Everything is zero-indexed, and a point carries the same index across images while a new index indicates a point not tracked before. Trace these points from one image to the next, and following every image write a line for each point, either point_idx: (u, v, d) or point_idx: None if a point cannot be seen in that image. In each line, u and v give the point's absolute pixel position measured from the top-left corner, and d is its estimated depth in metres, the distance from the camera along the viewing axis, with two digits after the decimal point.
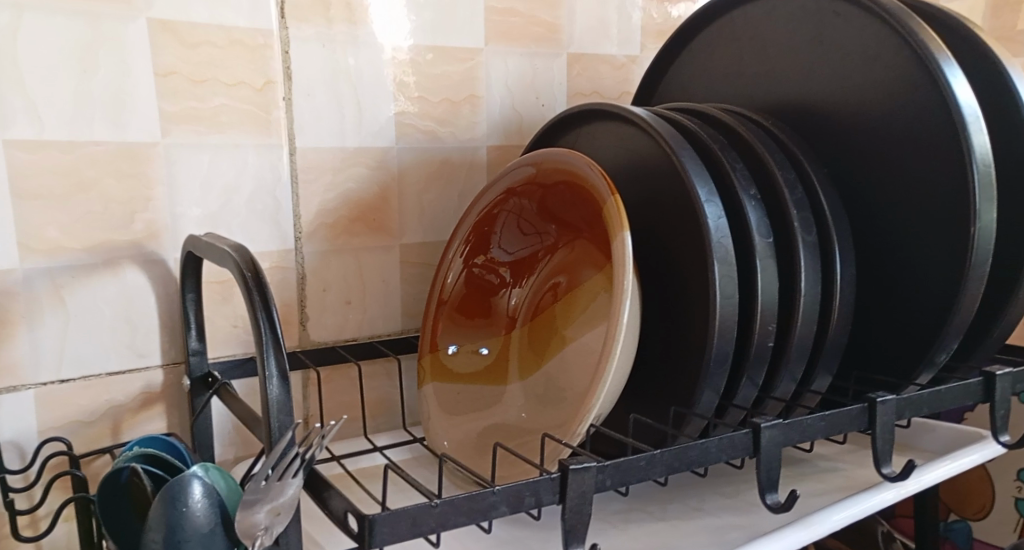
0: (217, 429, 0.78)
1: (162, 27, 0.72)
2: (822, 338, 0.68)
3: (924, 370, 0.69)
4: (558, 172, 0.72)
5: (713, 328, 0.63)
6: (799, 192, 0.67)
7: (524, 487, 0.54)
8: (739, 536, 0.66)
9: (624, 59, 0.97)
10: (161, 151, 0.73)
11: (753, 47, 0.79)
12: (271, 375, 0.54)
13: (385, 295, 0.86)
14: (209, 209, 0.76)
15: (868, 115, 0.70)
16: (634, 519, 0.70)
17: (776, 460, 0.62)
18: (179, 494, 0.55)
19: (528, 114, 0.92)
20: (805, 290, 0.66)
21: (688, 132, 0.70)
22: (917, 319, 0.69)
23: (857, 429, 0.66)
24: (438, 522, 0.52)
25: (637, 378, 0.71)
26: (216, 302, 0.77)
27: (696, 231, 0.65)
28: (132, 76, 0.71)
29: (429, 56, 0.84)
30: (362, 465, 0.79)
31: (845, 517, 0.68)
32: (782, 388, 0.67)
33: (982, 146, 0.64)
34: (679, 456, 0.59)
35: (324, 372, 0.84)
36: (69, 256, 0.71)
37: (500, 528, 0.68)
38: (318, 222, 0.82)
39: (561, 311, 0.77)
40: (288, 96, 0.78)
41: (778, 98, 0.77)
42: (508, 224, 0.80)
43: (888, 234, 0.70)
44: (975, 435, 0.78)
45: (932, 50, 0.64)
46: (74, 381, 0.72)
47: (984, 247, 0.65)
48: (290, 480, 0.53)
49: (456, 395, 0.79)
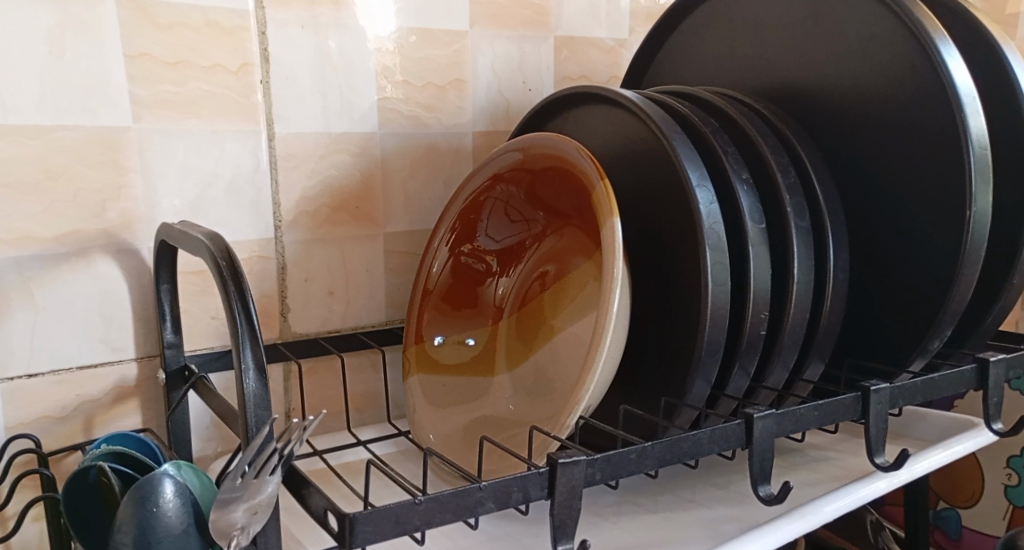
0: (196, 424, 0.76)
1: (134, 8, 0.69)
2: (816, 326, 0.67)
3: (918, 358, 0.67)
4: (545, 158, 0.70)
5: (705, 316, 0.61)
6: (792, 176, 0.66)
7: (512, 483, 0.53)
8: (732, 529, 0.65)
9: (613, 43, 0.96)
10: (134, 137, 0.71)
11: (745, 29, 0.77)
12: (248, 368, 0.52)
13: (369, 285, 0.84)
14: (186, 197, 0.74)
15: (864, 97, 0.68)
16: (624, 512, 0.68)
17: (769, 452, 0.61)
18: (150, 494, 0.54)
19: (515, 100, 0.90)
20: (799, 277, 0.64)
21: (679, 115, 0.68)
22: (912, 305, 0.67)
23: (851, 419, 0.65)
24: (422, 520, 0.50)
25: (627, 367, 0.70)
26: (194, 294, 0.75)
27: (687, 218, 0.63)
28: (102, 59, 0.69)
29: (413, 40, 0.82)
30: (346, 459, 0.77)
31: (839, 508, 0.67)
32: (775, 378, 0.66)
33: (979, 129, 0.62)
34: (671, 449, 0.57)
35: (306, 364, 0.82)
36: (37, 246, 0.68)
37: (488, 523, 0.66)
38: (300, 210, 0.79)
39: (549, 301, 0.75)
40: (267, 80, 0.76)
41: (770, 81, 0.75)
42: (495, 211, 0.78)
43: (882, 220, 0.69)
44: (968, 423, 0.77)
45: (930, 30, 0.63)
46: (45, 376, 0.70)
47: (980, 232, 0.63)
48: (268, 477, 0.51)
49: (443, 387, 0.77)
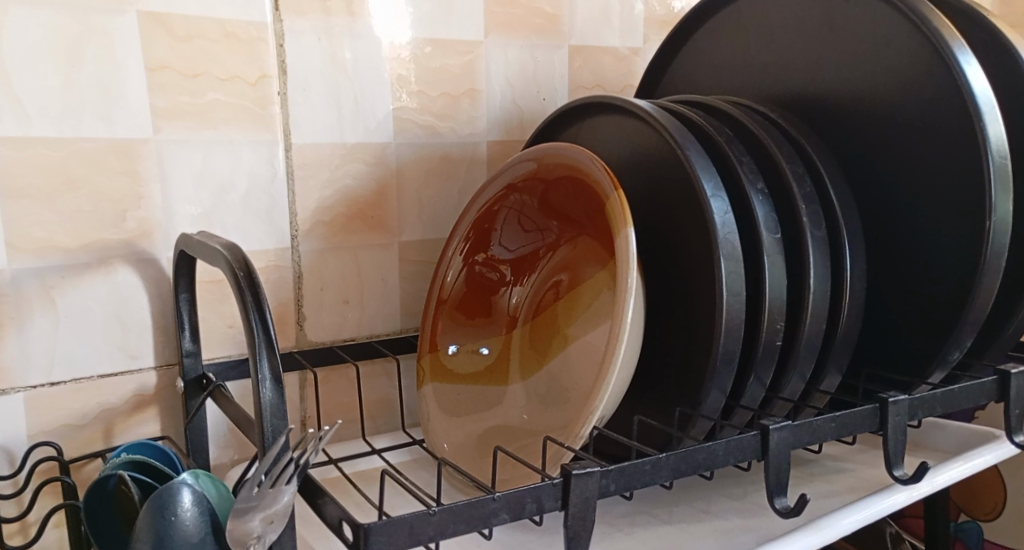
0: (213, 431, 0.77)
1: (151, 20, 0.70)
2: (832, 336, 0.66)
3: (937, 369, 0.67)
4: (559, 167, 0.70)
5: (719, 325, 0.61)
6: (808, 186, 0.65)
7: (525, 494, 0.52)
8: (747, 540, 0.64)
9: (627, 51, 0.96)
10: (153, 147, 0.72)
11: (760, 36, 0.77)
12: (264, 379, 0.53)
13: (384, 294, 0.85)
14: (203, 207, 0.74)
15: (881, 105, 0.68)
16: (639, 523, 0.68)
17: (785, 463, 0.60)
18: (168, 502, 0.54)
19: (529, 108, 0.90)
20: (815, 286, 0.64)
21: (692, 124, 0.68)
22: (929, 315, 0.67)
23: (869, 430, 0.64)
24: (436, 531, 0.50)
25: (641, 377, 0.70)
26: (211, 302, 0.76)
27: (702, 228, 0.63)
28: (121, 71, 0.69)
29: (427, 50, 0.83)
30: (360, 468, 0.78)
31: (857, 520, 0.66)
32: (791, 388, 0.65)
33: (998, 137, 0.62)
34: (686, 460, 0.57)
35: (321, 373, 0.82)
36: (58, 255, 0.69)
37: (502, 533, 0.66)
38: (315, 219, 0.80)
39: (563, 310, 0.75)
40: (283, 91, 0.76)
41: (785, 89, 0.75)
42: (509, 220, 0.78)
43: (899, 229, 0.68)
44: (988, 434, 0.76)
45: (946, 37, 0.62)
46: (64, 384, 0.70)
47: (999, 242, 0.63)
48: (284, 487, 0.52)
49: (457, 396, 0.77)
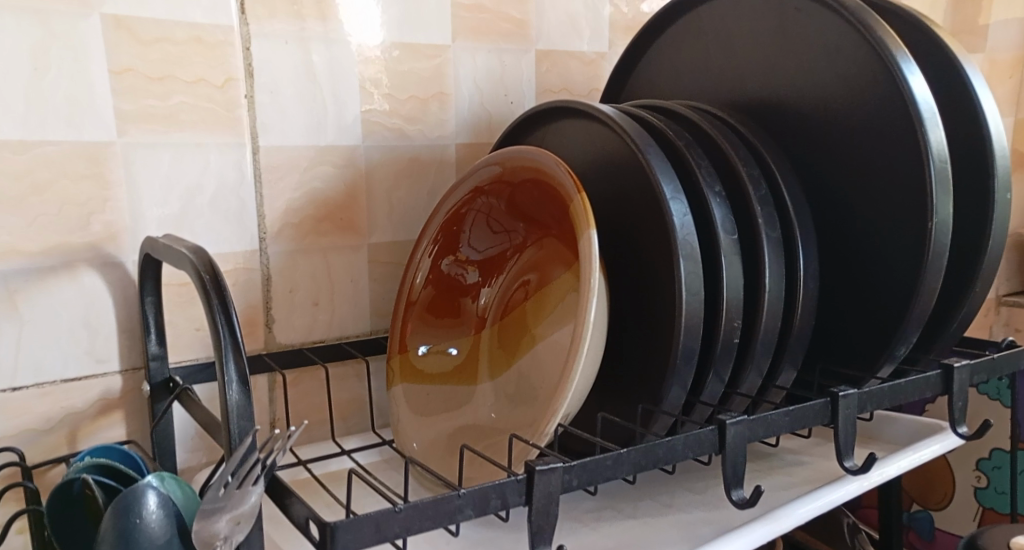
0: (180, 435, 0.78)
1: (116, 23, 0.70)
2: (788, 332, 0.69)
3: (886, 363, 0.70)
4: (524, 170, 0.72)
5: (679, 324, 0.63)
6: (763, 188, 0.68)
7: (490, 490, 0.54)
8: (707, 532, 0.66)
9: (593, 55, 0.97)
10: (118, 150, 0.72)
11: (717, 43, 0.79)
12: (231, 381, 0.54)
13: (354, 294, 0.86)
14: (169, 209, 0.75)
15: (831, 111, 0.70)
16: (603, 518, 0.70)
17: (742, 456, 0.63)
18: (133, 505, 0.55)
19: (496, 112, 0.92)
20: (771, 285, 0.66)
21: (654, 129, 0.70)
22: (878, 311, 0.70)
23: (821, 424, 0.66)
24: (402, 527, 0.51)
25: (605, 374, 0.72)
26: (179, 305, 0.76)
27: (662, 229, 0.65)
28: (86, 73, 0.70)
29: (395, 53, 0.84)
30: (330, 469, 0.79)
31: (811, 510, 0.69)
32: (749, 384, 0.68)
33: (939, 142, 0.65)
34: (646, 455, 0.59)
35: (291, 374, 0.83)
36: (21, 260, 0.69)
37: (468, 529, 0.68)
38: (284, 222, 0.81)
39: (531, 309, 0.77)
40: (251, 94, 0.77)
41: (743, 95, 0.77)
42: (477, 223, 0.80)
43: (850, 231, 0.71)
44: (936, 427, 0.79)
45: (891, 46, 0.65)
46: (29, 389, 0.70)
47: (942, 242, 0.66)
48: (250, 487, 0.53)
49: (426, 395, 0.78)
